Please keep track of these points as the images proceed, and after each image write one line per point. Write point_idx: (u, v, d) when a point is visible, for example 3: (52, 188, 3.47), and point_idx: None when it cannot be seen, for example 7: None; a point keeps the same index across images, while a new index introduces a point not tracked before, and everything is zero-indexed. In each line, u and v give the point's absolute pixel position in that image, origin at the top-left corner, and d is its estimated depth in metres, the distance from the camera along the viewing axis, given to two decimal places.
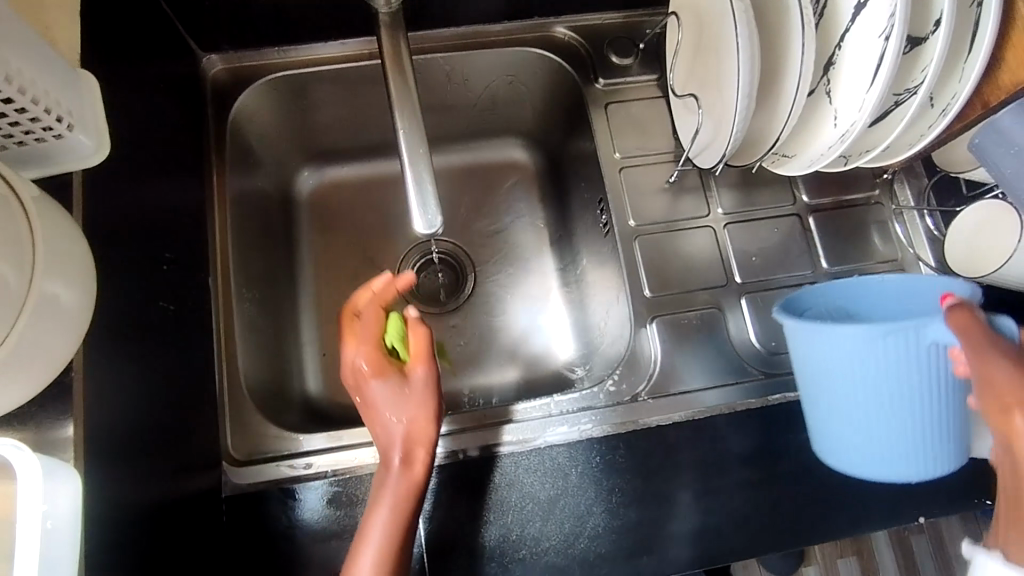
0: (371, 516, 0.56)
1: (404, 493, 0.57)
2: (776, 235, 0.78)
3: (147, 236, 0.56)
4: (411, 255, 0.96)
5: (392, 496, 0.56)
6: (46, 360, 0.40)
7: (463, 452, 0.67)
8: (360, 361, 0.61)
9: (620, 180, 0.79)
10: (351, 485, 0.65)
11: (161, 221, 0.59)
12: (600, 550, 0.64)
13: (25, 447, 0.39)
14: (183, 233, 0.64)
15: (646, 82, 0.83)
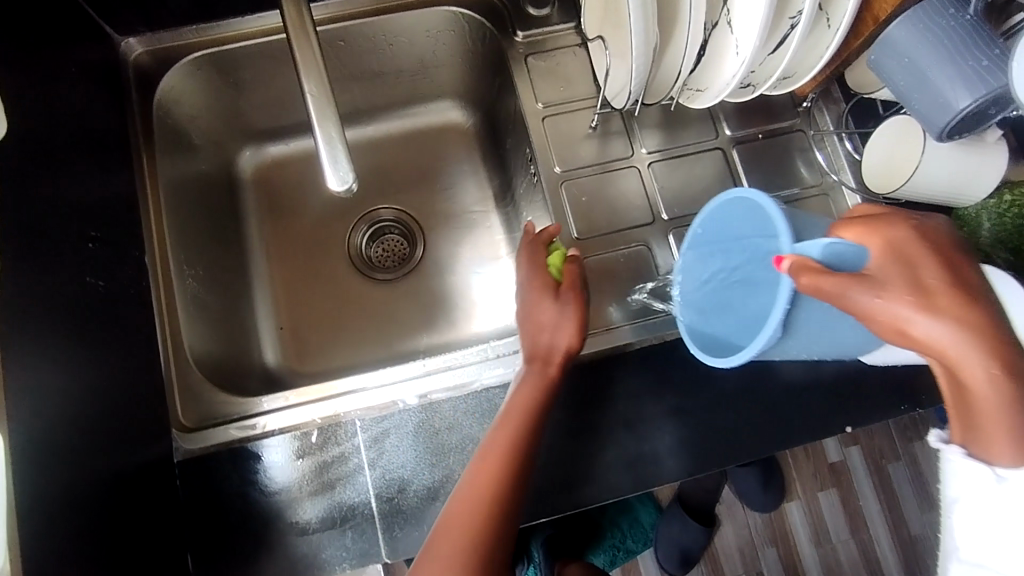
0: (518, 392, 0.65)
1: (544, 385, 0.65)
2: (699, 171, 0.80)
3: (63, 215, 0.58)
4: (359, 223, 0.98)
5: (532, 385, 0.65)
6: None
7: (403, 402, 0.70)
8: (563, 304, 0.69)
9: (544, 130, 0.80)
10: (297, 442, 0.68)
11: (81, 202, 0.61)
12: (540, 483, 0.67)
13: None
14: (109, 214, 0.66)
15: (564, 30, 0.83)
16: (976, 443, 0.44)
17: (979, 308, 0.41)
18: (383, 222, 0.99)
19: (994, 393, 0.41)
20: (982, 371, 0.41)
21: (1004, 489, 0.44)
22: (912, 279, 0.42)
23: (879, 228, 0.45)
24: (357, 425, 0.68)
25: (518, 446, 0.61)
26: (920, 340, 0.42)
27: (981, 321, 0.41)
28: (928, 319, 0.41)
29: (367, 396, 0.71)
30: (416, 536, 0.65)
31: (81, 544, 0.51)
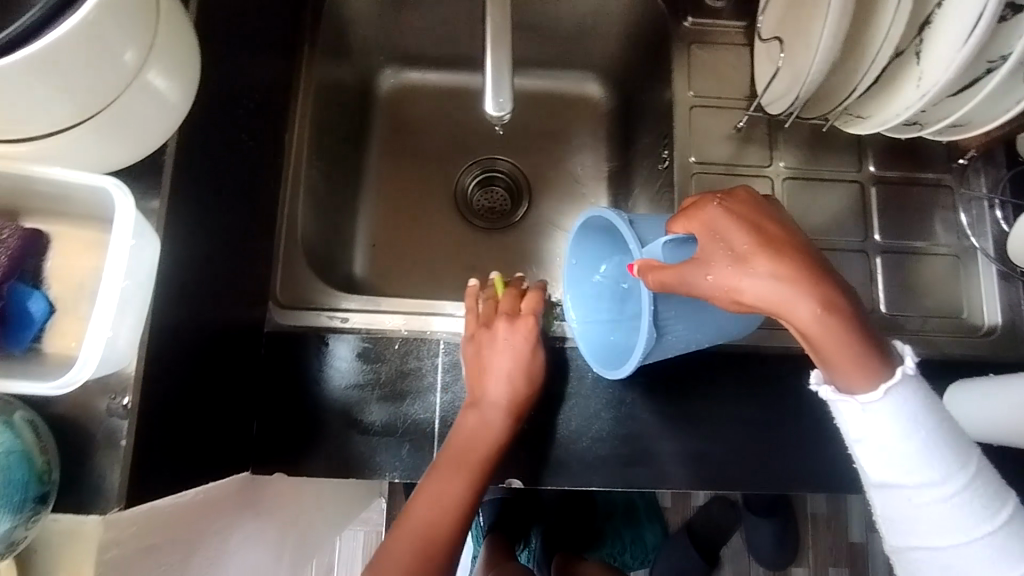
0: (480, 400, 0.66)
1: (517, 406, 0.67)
2: (832, 199, 0.78)
3: (238, 72, 0.60)
4: (472, 167, 1.00)
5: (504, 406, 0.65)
6: (140, 130, 0.44)
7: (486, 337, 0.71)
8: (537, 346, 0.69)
9: (688, 119, 0.79)
10: (377, 343, 0.70)
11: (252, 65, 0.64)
12: (599, 453, 0.68)
13: (128, 192, 0.40)
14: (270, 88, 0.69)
15: (733, 27, 0.82)
16: (835, 372, 0.45)
17: (793, 256, 0.44)
18: (496, 172, 1.00)
19: (824, 328, 0.43)
20: (806, 312, 0.43)
21: (870, 415, 0.44)
22: (734, 248, 0.45)
23: (699, 211, 0.48)
24: (441, 345, 0.70)
25: (477, 473, 0.63)
26: (752, 303, 0.45)
27: (797, 264, 0.43)
28: (751, 281, 0.44)
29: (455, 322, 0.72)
30: None
31: (184, 372, 0.53)
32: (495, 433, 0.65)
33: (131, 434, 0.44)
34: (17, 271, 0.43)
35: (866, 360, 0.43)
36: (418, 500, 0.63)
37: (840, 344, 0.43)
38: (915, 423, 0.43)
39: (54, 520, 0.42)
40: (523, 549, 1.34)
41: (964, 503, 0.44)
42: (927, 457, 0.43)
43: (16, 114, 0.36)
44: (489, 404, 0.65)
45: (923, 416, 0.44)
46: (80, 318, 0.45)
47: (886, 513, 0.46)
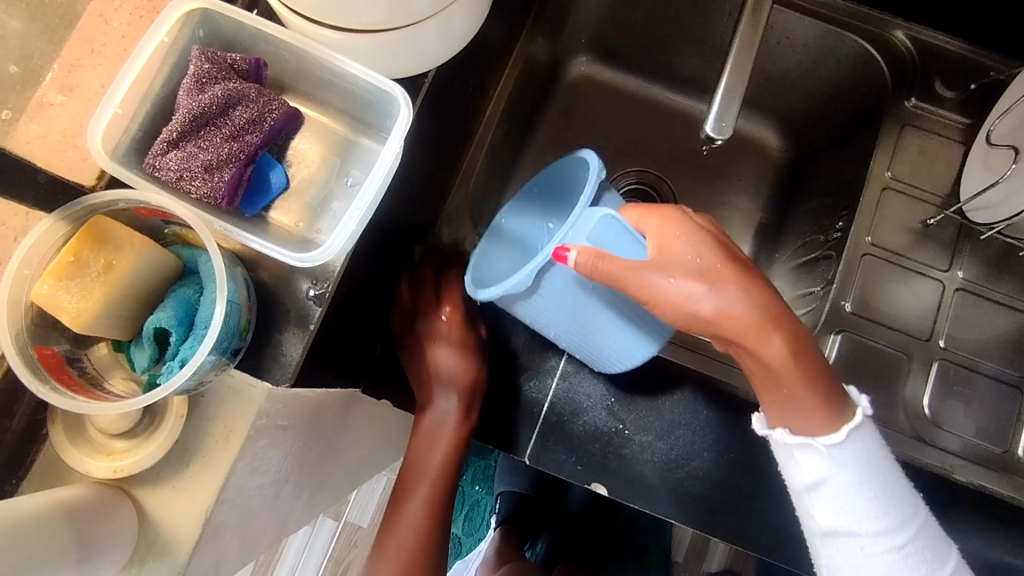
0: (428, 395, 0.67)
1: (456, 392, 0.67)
2: (1000, 325, 0.74)
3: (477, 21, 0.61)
4: (626, 176, 0.97)
5: (445, 392, 0.67)
6: (426, 51, 0.46)
7: None
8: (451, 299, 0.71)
9: (878, 199, 0.77)
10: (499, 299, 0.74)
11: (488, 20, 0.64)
12: (691, 490, 0.67)
13: (410, 119, 0.45)
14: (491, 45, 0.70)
15: (953, 122, 0.78)
16: (791, 417, 0.50)
17: (753, 278, 0.51)
18: (647, 186, 0.97)
19: (781, 365, 0.50)
20: (769, 348, 0.50)
21: (827, 464, 0.49)
22: (700, 258, 0.51)
23: (671, 217, 0.53)
24: None
25: (445, 461, 0.68)
26: (709, 316, 0.51)
27: (762, 293, 0.51)
28: (711, 298, 0.51)
29: None
30: (560, 458, 0.67)
31: (361, 287, 0.55)
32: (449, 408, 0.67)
33: (319, 321, 0.46)
34: (271, 142, 0.46)
35: (825, 400, 0.50)
36: (412, 474, 0.69)
37: (808, 384, 0.50)
38: (864, 479, 0.48)
39: (231, 375, 0.45)
40: (529, 548, 1.23)
41: (906, 554, 0.48)
42: (874, 510, 0.48)
43: (346, 3, 0.39)
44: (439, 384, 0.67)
45: (868, 472, 0.48)
46: (308, 204, 0.47)
47: (835, 563, 0.50)
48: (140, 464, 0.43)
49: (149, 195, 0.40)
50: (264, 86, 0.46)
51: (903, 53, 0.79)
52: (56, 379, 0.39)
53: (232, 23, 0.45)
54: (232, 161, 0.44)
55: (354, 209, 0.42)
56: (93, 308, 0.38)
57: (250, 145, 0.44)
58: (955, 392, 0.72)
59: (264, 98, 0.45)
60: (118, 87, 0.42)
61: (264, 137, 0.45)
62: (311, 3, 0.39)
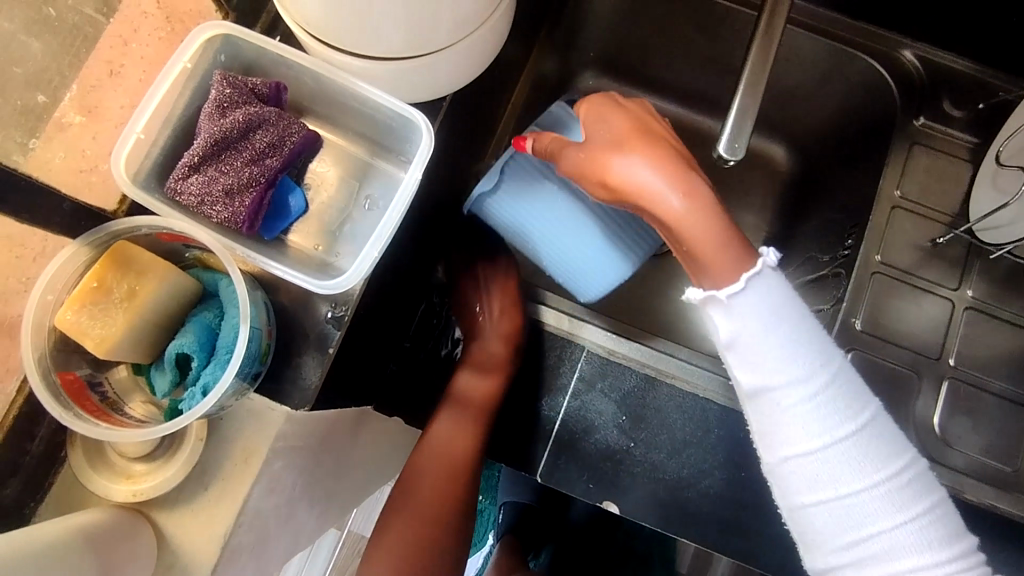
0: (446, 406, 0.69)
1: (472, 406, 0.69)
2: (1010, 343, 0.74)
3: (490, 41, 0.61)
4: None
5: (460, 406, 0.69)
6: (448, 77, 0.46)
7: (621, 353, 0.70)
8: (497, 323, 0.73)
9: (887, 217, 0.77)
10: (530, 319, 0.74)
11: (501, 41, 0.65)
12: (703, 509, 0.67)
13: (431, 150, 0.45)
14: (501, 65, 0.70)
15: (962, 142, 0.79)
16: (710, 280, 0.45)
17: (668, 145, 0.48)
18: None
19: (685, 219, 0.45)
20: (670, 204, 0.45)
21: (738, 316, 0.43)
22: (610, 132, 0.51)
23: (600, 102, 0.53)
24: (585, 354, 0.70)
25: (453, 475, 0.69)
26: (639, 190, 0.46)
27: (669, 150, 0.47)
28: (650, 173, 0.46)
29: (605, 337, 0.70)
30: (572, 476, 0.68)
31: (377, 308, 0.55)
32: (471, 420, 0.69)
33: (338, 344, 0.46)
34: (291, 165, 0.47)
35: (729, 250, 0.44)
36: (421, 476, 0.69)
37: (734, 243, 0.44)
38: (777, 321, 0.42)
39: (250, 399, 0.45)
40: (532, 559, 1.21)
41: (826, 404, 0.42)
42: (787, 355, 0.42)
43: (370, 32, 0.39)
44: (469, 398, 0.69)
45: (785, 315, 0.43)
46: (328, 228, 0.48)
47: (765, 423, 0.44)
48: (159, 488, 0.43)
49: (172, 221, 0.40)
50: (284, 109, 0.47)
51: (912, 73, 0.79)
52: (79, 405, 0.39)
53: (254, 49, 0.46)
54: (252, 186, 0.44)
55: (375, 238, 0.42)
56: (116, 333, 0.38)
57: (270, 169, 0.44)
58: (964, 410, 0.72)
59: (284, 121, 0.45)
60: (141, 112, 0.42)
61: (285, 160, 0.45)
62: (336, 31, 0.40)
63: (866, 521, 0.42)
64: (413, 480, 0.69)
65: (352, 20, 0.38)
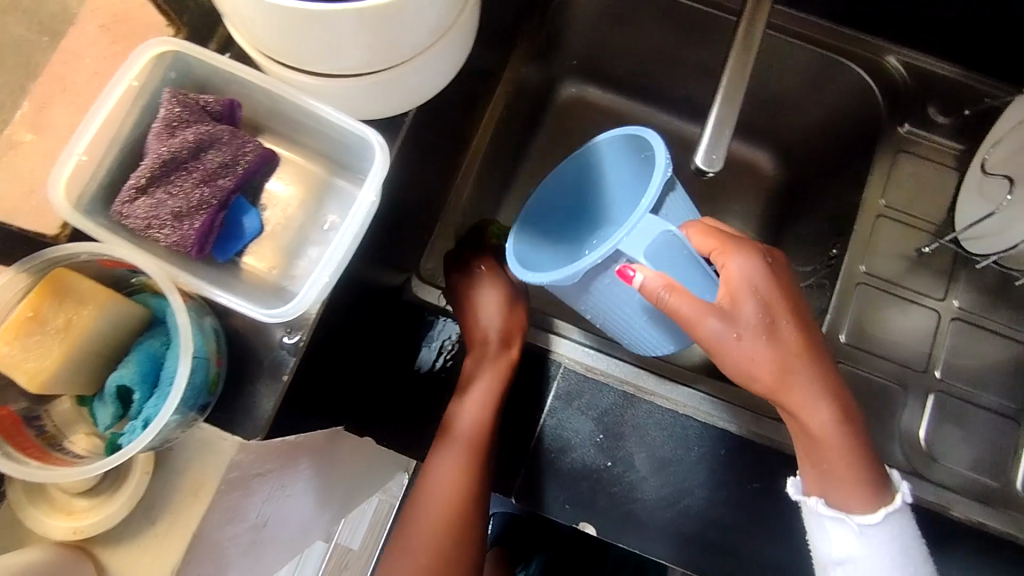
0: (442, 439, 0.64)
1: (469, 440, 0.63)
2: (998, 355, 0.73)
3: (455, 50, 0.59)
4: None
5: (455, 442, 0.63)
6: (407, 93, 0.44)
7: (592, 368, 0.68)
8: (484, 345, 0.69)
9: (872, 227, 0.76)
10: None
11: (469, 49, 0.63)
12: (683, 529, 0.65)
13: (383, 158, 0.43)
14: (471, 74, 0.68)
15: (948, 149, 0.77)
16: (830, 486, 0.56)
17: (817, 355, 0.54)
18: None
19: (848, 446, 0.55)
20: (820, 417, 0.55)
21: (867, 542, 0.55)
22: (759, 309, 0.53)
23: (728, 250, 0.53)
24: (560, 370, 0.69)
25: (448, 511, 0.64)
26: (784, 388, 0.54)
27: (813, 357, 0.54)
28: (815, 398, 0.54)
29: (580, 351, 0.69)
30: (549, 495, 0.66)
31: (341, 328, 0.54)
32: (467, 460, 0.63)
33: (293, 371, 0.45)
34: (245, 186, 0.45)
35: (867, 484, 0.55)
36: (410, 524, 0.64)
37: (875, 467, 0.55)
38: (891, 564, 0.54)
39: (200, 428, 0.44)
40: (523, 569, 1.16)
41: None
42: None
43: (313, 48, 0.37)
44: (451, 440, 0.63)
45: (900, 557, 0.54)
46: (287, 250, 0.46)
47: None
48: (101, 525, 0.41)
49: (113, 247, 0.39)
50: (238, 128, 0.45)
51: (896, 79, 0.78)
52: (12, 444, 0.38)
53: (206, 66, 0.44)
54: (203, 208, 0.42)
55: (323, 265, 0.40)
56: (50, 365, 0.36)
57: (222, 191, 0.43)
58: (951, 426, 0.71)
59: (237, 140, 0.44)
60: (82, 132, 0.40)
61: (237, 181, 0.44)
62: (279, 47, 0.38)
63: None
64: (410, 519, 0.65)
65: (291, 38, 0.36)
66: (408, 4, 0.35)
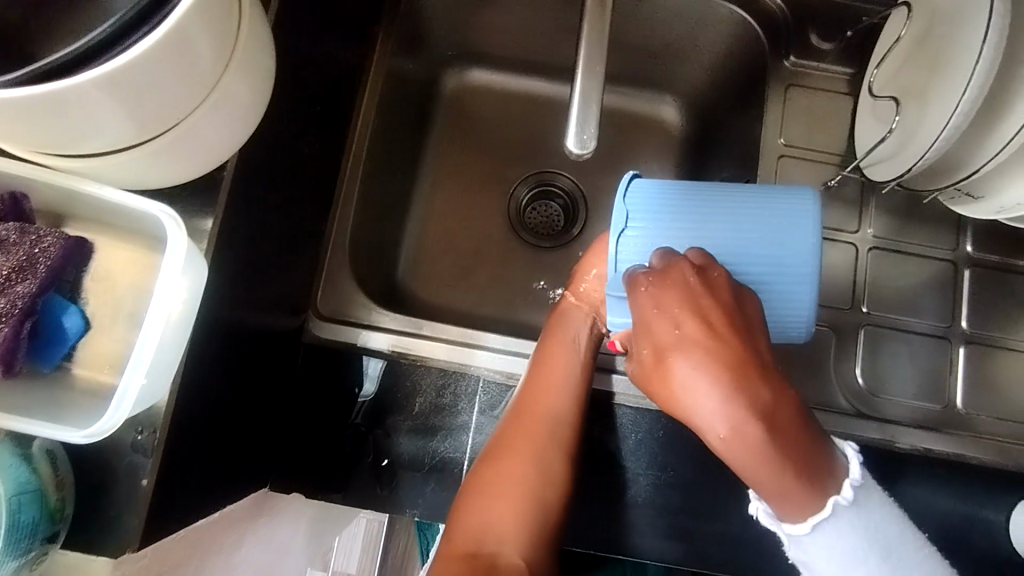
0: (537, 424, 0.60)
1: (564, 425, 0.60)
2: (920, 276, 0.71)
3: (283, 72, 0.53)
4: (518, 189, 0.87)
5: (552, 425, 0.60)
6: (203, 147, 0.39)
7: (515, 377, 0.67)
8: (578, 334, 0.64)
9: (776, 168, 0.73)
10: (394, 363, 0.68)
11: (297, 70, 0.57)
12: (636, 519, 0.64)
13: (179, 221, 0.39)
14: (319, 92, 0.63)
15: (836, 74, 0.75)
16: (762, 496, 0.44)
17: (716, 359, 0.43)
18: (545, 186, 0.87)
19: (748, 456, 0.42)
20: (715, 432, 0.43)
21: (812, 549, 0.44)
22: (658, 329, 0.45)
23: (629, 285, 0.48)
24: (481, 382, 0.67)
25: (539, 502, 0.57)
26: (695, 414, 0.44)
27: (711, 364, 0.43)
28: (708, 411, 0.43)
29: (498, 358, 0.68)
30: None
31: (216, 400, 0.50)
32: (581, 365, 0.63)
33: (153, 473, 0.40)
34: (56, 282, 0.39)
35: (794, 487, 0.42)
36: (500, 448, 0.59)
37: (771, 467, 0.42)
38: (854, 563, 0.42)
39: (62, 553, 0.40)
40: None
41: None
42: None
43: (77, 131, 0.32)
44: (558, 348, 0.63)
45: (864, 552, 0.43)
46: (117, 342, 0.41)
47: None
48: None
49: None
50: (31, 221, 0.40)
51: (773, 11, 0.75)
52: None
53: None
54: (3, 320, 0.37)
55: (135, 363, 0.36)
56: None
57: (24, 295, 0.37)
58: (884, 357, 0.70)
59: (30, 236, 0.38)
60: None
61: (42, 281, 0.38)
62: (37, 140, 0.33)
63: None
64: (489, 504, 0.56)
65: (27, 129, 0.31)
66: (149, 65, 0.31)
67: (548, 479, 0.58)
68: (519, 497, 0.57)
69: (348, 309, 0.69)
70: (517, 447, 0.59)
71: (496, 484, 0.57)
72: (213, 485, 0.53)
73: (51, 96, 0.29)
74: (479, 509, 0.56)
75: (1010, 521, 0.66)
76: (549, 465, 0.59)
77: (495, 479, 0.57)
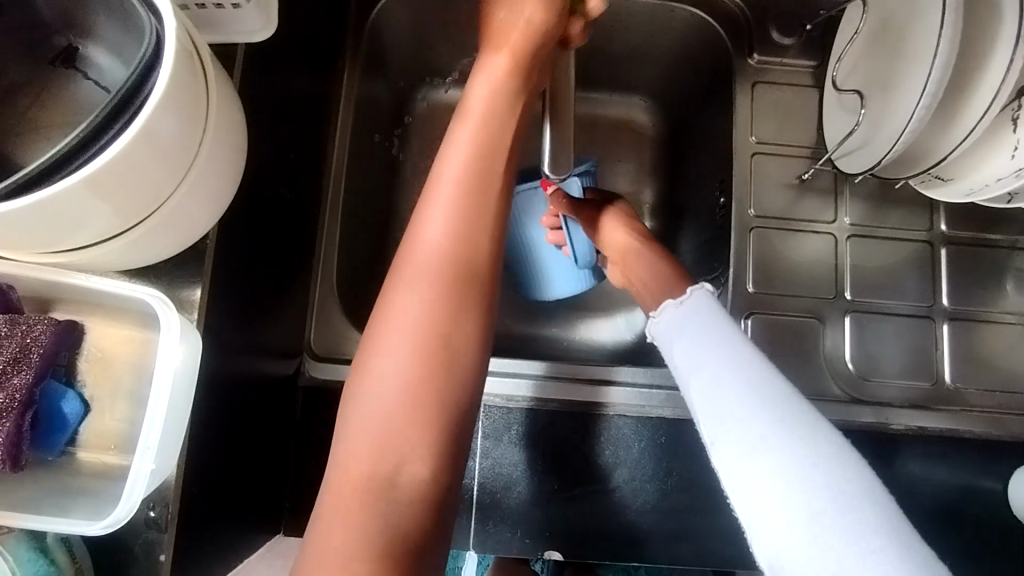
0: (400, 274, 0.45)
1: (442, 265, 0.44)
2: (899, 258, 0.73)
3: (259, 127, 0.52)
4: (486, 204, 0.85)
5: (420, 274, 0.44)
6: (185, 224, 0.40)
7: (514, 399, 0.66)
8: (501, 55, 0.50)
9: (750, 166, 0.74)
10: None
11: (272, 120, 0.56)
12: (645, 526, 0.65)
13: (170, 304, 0.39)
14: (295, 135, 0.62)
15: (800, 68, 0.76)
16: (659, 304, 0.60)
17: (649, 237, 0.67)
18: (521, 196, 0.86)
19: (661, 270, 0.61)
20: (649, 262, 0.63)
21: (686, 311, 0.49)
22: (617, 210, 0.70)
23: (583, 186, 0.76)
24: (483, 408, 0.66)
25: (414, 390, 0.42)
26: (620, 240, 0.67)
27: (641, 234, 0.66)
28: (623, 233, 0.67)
29: (497, 381, 0.67)
30: (506, 536, 0.65)
31: (220, 459, 0.50)
32: (466, 202, 0.45)
33: (169, 546, 0.41)
34: (51, 367, 0.40)
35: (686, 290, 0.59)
36: (363, 375, 0.43)
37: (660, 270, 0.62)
38: (712, 323, 0.47)
39: None
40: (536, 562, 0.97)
41: (767, 406, 0.41)
42: (733, 352, 0.44)
43: (60, 232, 0.33)
44: (413, 270, 0.44)
45: (720, 322, 0.47)
46: (118, 422, 0.41)
47: (712, 435, 0.43)
48: None
49: None
50: (19, 310, 0.40)
51: (734, 10, 0.75)
52: None
53: None
54: (4, 414, 0.37)
55: (144, 446, 0.37)
56: None
57: (21, 387, 0.37)
58: (872, 341, 0.71)
59: (21, 326, 0.38)
60: None
61: (37, 370, 0.38)
62: (23, 243, 0.33)
63: (812, 537, 0.37)
64: (358, 396, 0.42)
65: (14, 237, 0.32)
66: (125, 164, 0.31)
67: (446, 402, 0.42)
68: (410, 405, 0.41)
69: (341, 346, 0.69)
70: (377, 320, 0.44)
71: (361, 382, 0.42)
72: (224, 543, 0.53)
73: (37, 205, 0.30)
74: (354, 448, 0.41)
75: (1007, 488, 0.68)
76: (428, 309, 0.43)
77: (362, 363, 0.43)
